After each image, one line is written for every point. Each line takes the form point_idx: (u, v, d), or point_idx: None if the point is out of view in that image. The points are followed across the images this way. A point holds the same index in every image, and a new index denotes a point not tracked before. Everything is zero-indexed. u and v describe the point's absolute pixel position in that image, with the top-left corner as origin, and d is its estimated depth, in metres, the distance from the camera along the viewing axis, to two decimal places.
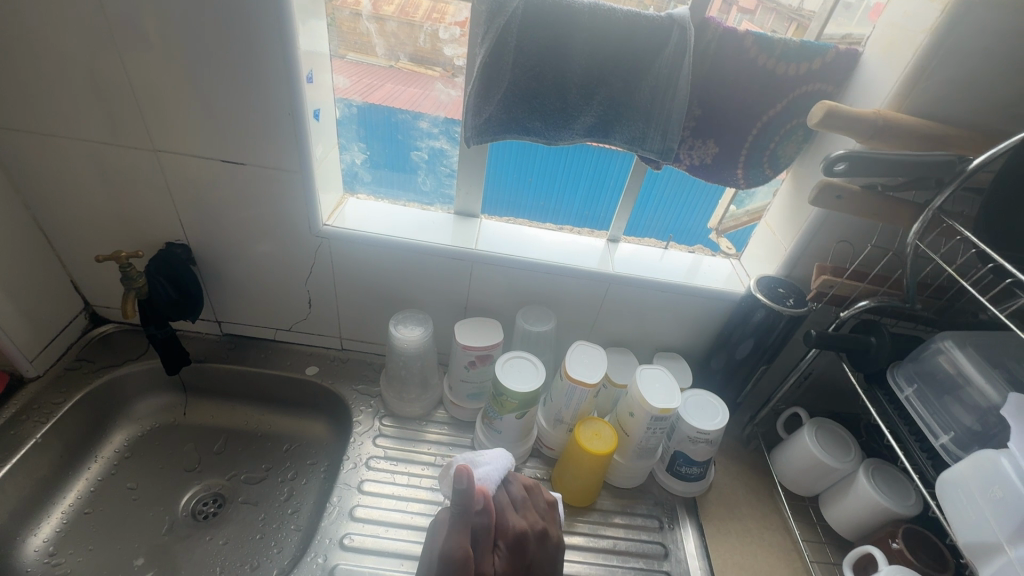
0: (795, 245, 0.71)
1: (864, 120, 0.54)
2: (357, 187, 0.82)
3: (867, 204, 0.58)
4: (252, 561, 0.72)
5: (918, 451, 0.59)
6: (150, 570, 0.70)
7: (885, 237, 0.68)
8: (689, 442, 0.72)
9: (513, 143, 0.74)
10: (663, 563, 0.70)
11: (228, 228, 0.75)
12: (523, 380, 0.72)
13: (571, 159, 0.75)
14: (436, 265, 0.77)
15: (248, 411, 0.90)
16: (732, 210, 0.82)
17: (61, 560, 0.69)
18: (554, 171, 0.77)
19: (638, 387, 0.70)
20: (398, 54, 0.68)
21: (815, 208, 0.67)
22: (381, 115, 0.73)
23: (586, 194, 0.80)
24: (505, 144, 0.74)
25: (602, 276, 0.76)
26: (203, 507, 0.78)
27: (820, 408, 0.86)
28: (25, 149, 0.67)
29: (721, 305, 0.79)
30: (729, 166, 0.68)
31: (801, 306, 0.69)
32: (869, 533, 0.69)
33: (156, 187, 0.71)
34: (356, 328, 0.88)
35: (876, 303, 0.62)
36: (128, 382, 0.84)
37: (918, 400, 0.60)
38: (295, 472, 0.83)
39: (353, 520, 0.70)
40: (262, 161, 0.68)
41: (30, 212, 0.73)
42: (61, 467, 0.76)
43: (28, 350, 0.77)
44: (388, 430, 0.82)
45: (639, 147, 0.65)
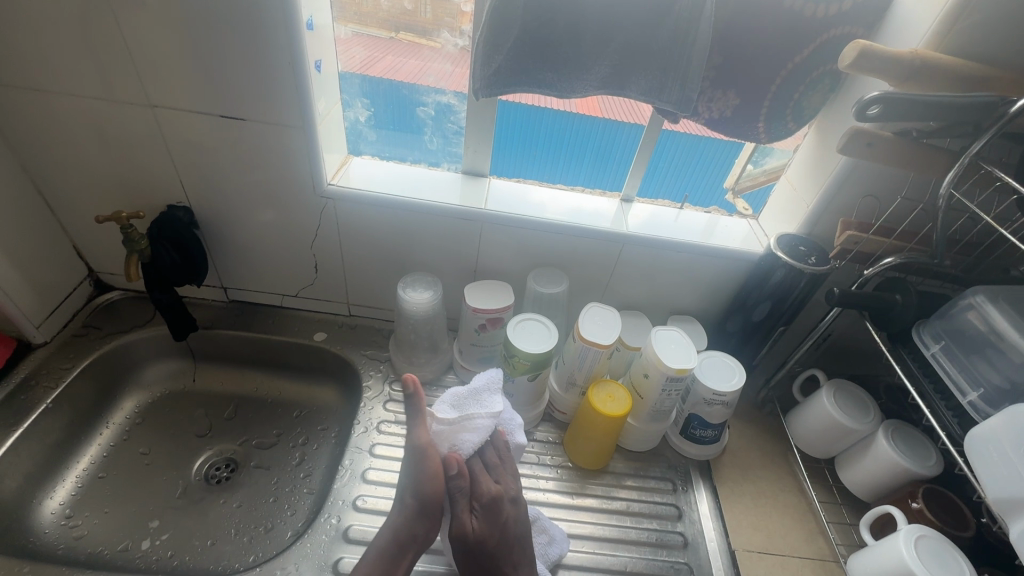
0: (819, 200, 0.68)
1: (899, 60, 0.51)
2: (362, 147, 0.79)
3: (895, 153, 0.56)
4: (266, 523, 0.73)
5: (944, 408, 0.58)
6: (166, 532, 0.71)
7: (914, 189, 0.65)
8: (704, 404, 0.71)
9: (521, 110, 0.73)
10: (677, 524, 0.70)
11: (230, 189, 0.73)
12: (534, 342, 0.70)
13: (577, 127, 0.74)
14: (444, 226, 0.75)
15: (257, 377, 0.90)
16: (749, 169, 0.79)
17: (77, 523, 0.70)
18: (562, 139, 0.76)
19: (653, 348, 0.69)
20: (398, 24, 0.68)
21: (844, 157, 0.64)
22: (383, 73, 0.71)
23: (594, 161, 0.79)
24: (513, 111, 0.73)
25: (616, 237, 0.74)
26: (216, 472, 0.78)
27: (838, 370, 0.84)
28: (17, 107, 0.65)
29: (738, 266, 0.76)
30: (750, 120, 0.63)
31: (824, 264, 0.67)
32: (887, 494, 0.68)
33: (154, 146, 0.68)
34: (364, 293, 0.86)
35: (904, 259, 0.60)
36: (135, 348, 0.83)
37: (945, 357, 0.58)
38: (306, 437, 0.83)
39: (365, 482, 0.70)
40: (262, 116, 0.65)
41: (27, 174, 0.72)
42: (73, 432, 0.76)
43: (34, 316, 0.76)
44: (399, 394, 0.81)
45: (657, 97, 0.61)
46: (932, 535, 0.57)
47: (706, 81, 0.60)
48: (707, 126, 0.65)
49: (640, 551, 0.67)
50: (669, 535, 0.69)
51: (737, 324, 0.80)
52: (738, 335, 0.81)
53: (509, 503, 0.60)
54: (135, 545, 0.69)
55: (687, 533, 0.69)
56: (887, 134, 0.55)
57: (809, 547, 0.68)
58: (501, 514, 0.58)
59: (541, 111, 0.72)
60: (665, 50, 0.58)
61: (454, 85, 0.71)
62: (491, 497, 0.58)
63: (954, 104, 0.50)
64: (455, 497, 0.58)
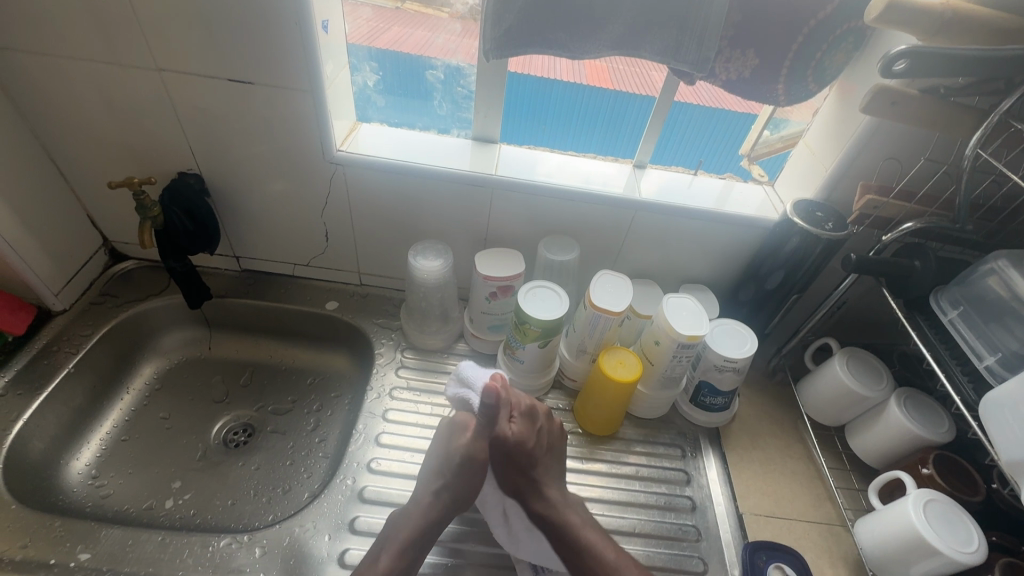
0: (838, 164, 0.66)
1: (930, 12, 0.48)
2: (370, 113, 0.78)
3: (921, 113, 0.54)
4: (284, 484, 0.75)
5: (959, 374, 0.58)
6: (188, 492, 0.73)
7: (939, 151, 0.62)
8: (715, 371, 0.71)
9: (529, 83, 0.73)
10: (685, 489, 0.71)
11: (240, 156, 0.73)
12: (545, 308, 0.71)
13: (587, 99, 0.75)
14: (454, 193, 0.74)
15: (271, 345, 0.91)
16: (766, 134, 0.79)
17: (103, 483, 0.72)
18: (570, 113, 0.77)
19: (664, 315, 0.69)
20: None
21: (868, 117, 0.62)
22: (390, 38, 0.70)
23: (603, 135, 0.80)
24: (521, 83, 0.73)
25: (628, 203, 0.73)
26: (234, 436, 0.80)
27: (851, 339, 0.84)
28: (26, 72, 0.65)
29: (753, 232, 0.75)
30: (770, 79, 0.60)
31: (841, 229, 0.65)
32: (897, 460, 0.68)
33: (163, 112, 0.68)
34: (374, 262, 0.87)
35: (924, 224, 0.58)
36: (152, 316, 0.85)
37: (963, 323, 0.58)
38: (320, 404, 0.85)
39: (379, 446, 0.71)
40: (270, 80, 0.64)
41: (39, 140, 0.72)
42: (96, 397, 0.78)
43: (53, 284, 0.77)
44: (411, 361, 0.82)
45: (673, 58, 0.59)
46: (942, 499, 0.58)
47: (724, 39, 0.58)
48: (725, 88, 0.63)
49: (649, 514, 0.68)
50: (677, 499, 0.70)
51: (750, 293, 0.79)
52: (751, 304, 0.80)
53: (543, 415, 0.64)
54: (159, 504, 0.71)
55: (695, 498, 0.70)
56: (913, 92, 0.53)
57: (816, 511, 0.69)
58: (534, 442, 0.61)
59: (552, 83, 0.73)
60: (683, 6, 0.56)
61: (463, 56, 0.71)
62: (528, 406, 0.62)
63: (987, 57, 0.48)
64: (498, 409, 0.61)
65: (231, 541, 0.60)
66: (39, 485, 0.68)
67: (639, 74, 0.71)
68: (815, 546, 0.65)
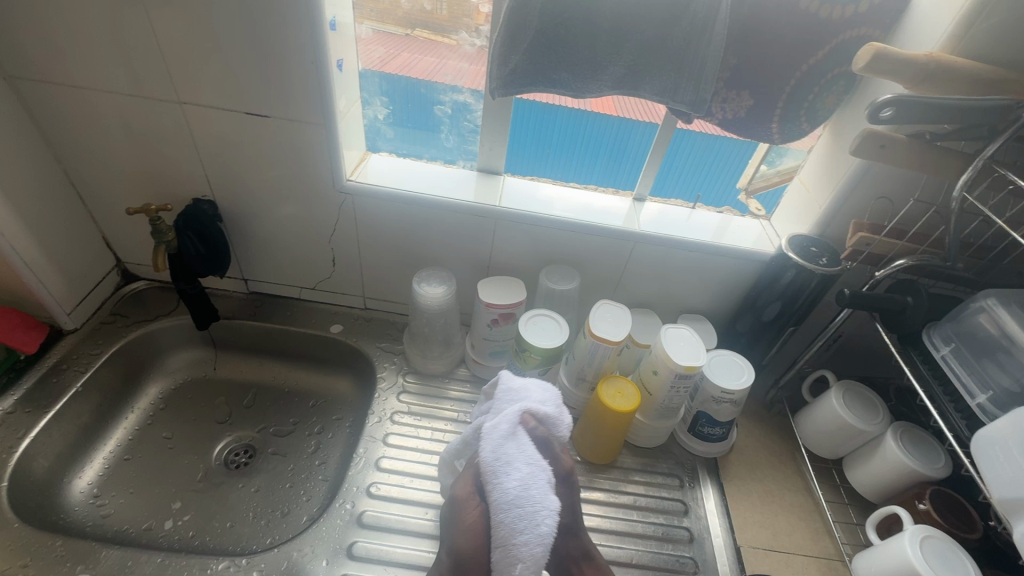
0: (831, 201, 0.68)
1: (914, 62, 0.51)
2: (380, 144, 0.81)
3: (909, 157, 0.56)
4: (283, 507, 0.75)
5: (952, 410, 0.58)
6: (187, 513, 0.73)
7: (929, 191, 0.64)
8: (712, 402, 0.72)
9: (536, 111, 0.75)
10: (683, 519, 0.71)
11: (253, 184, 0.75)
12: (546, 337, 0.72)
13: (588, 131, 0.76)
14: (459, 222, 0.77)
15: (275, 367, 0.92)
16: (763, 170, 0.80)
17: (104, 502, 0.73)
18: (575, 140, 0.78)
19: (661, 346, 0.70)
20: (413, 22, 0.70)
21: (857, 159, 0.64)
22: (399, 76, 0.74)
23: (607, 163, 0.81)
24: (529, 112, 0.75)
25: (627, 234, 0.75)
26: (235, 457, 0.81)
27: (848, 371, 0.84)
28: (55, 104, 0.68)
29: (751, 265, 0.77)
30: (763, 121, 0.63)
31: (835, 265, 0.67)
32: (894, 494, 0.68)
33: (181, 142, 0.71)
34: (379, 287, 0.88)
35: (915, 262, 0.60)
36: (160, 336, 0.86)
37: (955, 359, 0.59)
38: (321, 426, 0.86)
39: (378, 470, 0.72)
40: (285, 112, 0.67)
41: (61, 166, 0.75)
42: (101, 415, 0.79)
43: (66, 303, 0.79)
44: (412, 386, 0.83)
45: (671, 98, 0.62)
46: (937, 535, 0.58)
47: (720, 82, 0.61)
48: (721, 127, 0.65)
49: (646, 544, 0.68)
50: (674, 530, 0.70)
51: (747, 324, 0.81)
52: (748, 335, 0.81)
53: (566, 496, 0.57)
54: (158, 525, 0.72)
55: (693, 528, 0.70)
56: (900, 136, 0.56)
57: (815, 546, 0.69)
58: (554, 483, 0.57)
59: (556, 109, 0.74)
60: (679, 52, 0.59)
61: (468, 82, 0.73)
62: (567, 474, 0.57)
63: (968, 106, 0.50)
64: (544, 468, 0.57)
65: (230, 564, 0.60)
66: (42, 503, 0.68)
67: (642, 103, 0.73)
68: None
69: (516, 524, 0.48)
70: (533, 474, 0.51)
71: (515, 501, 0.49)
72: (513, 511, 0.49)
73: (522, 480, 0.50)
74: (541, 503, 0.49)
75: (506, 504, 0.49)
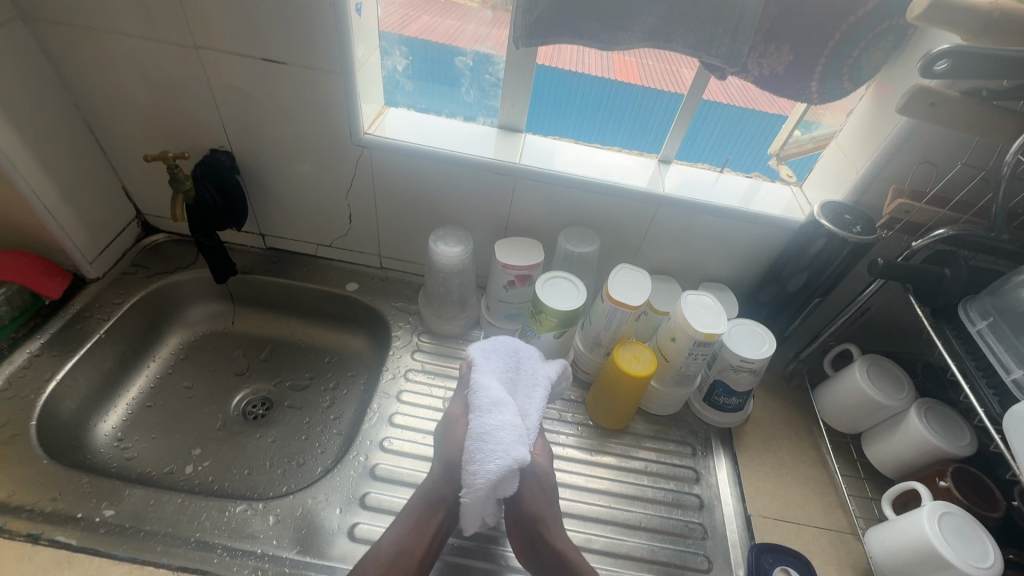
0: (871, 166, 0.64)
1: (977, 10, 0.46)
2: (398, 98, 0.79)
3: (962, 116, 0.52)
4: (299, 458, 0.77)
5: (983, 385, 0.56)
6: (207, 459, 0.75)
7: (978, 156, 0.60)
8: (731, 371, 0.71)
9: (557, 77, 0.74)
10: (694, 486, 0.71)
11: (269, 135, 0.74)
12: (563, 299, 0.71)
13: (609, 98, 0.76)
14: (478, 180, 0.75)
15: (292, 323, 0.93)
16: (796, 135, 0.76)
17: (128, 445, 0.75)
18: (594, 109, 0.78)
19: (681, 312, 0.68)
20: None
21: (905, 118, 0.60)
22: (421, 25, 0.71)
23: (625, 136, 0.80)
24: (550, 78, 0.74)
25: (651, 197, 0.72)
26: (253, 409, 0.83)
27: (873, 347, 0.82)
28: (72, 48, 0.67)
29: (778, 234, 0.74)
30: (802, 78, 0.59)
31: (869, 233, 0.64)
32: (914, 471, 0.67)
33: (198, 89, 0.70)
34: (396, 245, 0.88)
35: (955, 232, 0.57)
36: (180, 288, 0.87)
37: (992, 333, 0.56)
38: (336, 382, 0.87)
39: (392, 425, 0.73)
40: (303, 59, 0.65)
41: (81, 113, 0.75)
42: (124, 363, 0.81)
43: (88, 252, 0.80)
44: (426, 346, 0.83)
45: (705, 51, 0.58)
46: (957, 512, 0.57)
47: (759, 35, 0.57)
48: (757, 85, 0.61)
49: (656, 509, 0.68)
50: (685, 496, 0.70)
51: (771, 294, 0.78)
52: (772, 305, 0.79)
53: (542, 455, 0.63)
54: (179, 469, 0.74)
55: (703, 496, 0.70)
56: (953, 93, 0.52)
57: (828, 518, 0.68)
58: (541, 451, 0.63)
59: (579, 77, 0.73)
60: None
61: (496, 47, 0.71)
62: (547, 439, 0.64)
63: None
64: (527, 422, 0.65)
65: (247, 508, 0.62)
66: (70, 443, 0.71)
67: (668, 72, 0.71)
68: (823, 552, 0.65)
69: (475, 455, 0.56)
70: (507, 417, 0.58)
71: (482, 436, 0.57)
72: (477, 442, 0.56)
73: (496, 421, 0.57)
74: (508, 445, 0.56)
75: (472, 435, 0.57)
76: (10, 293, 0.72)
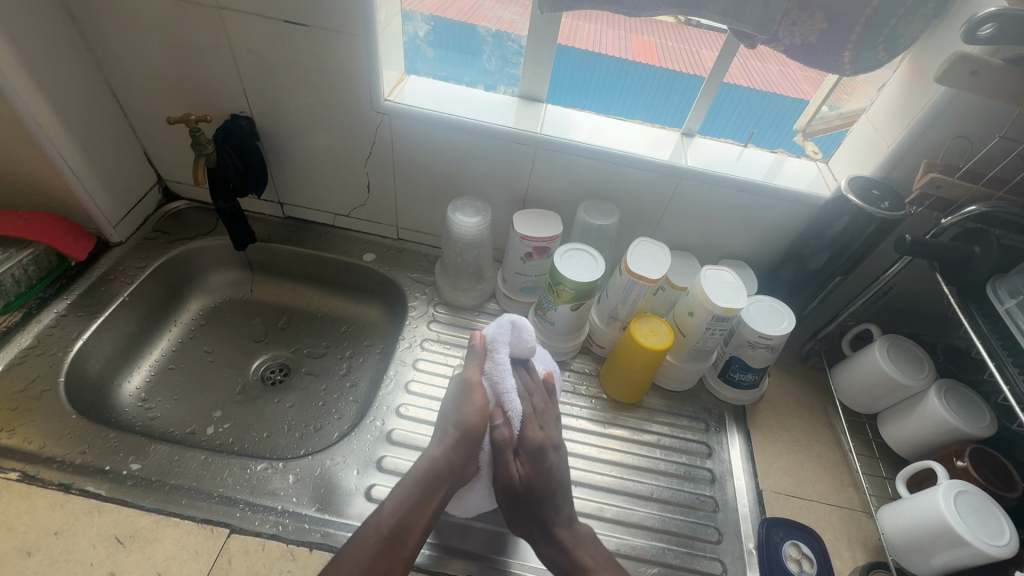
0: (903, 139, 0.63)
1: None
2: (419, 66, 0.78)
3: (1005, 85, 0.50)
4: (316, 423, 0.78)
5: (1010, 365, 0.55)
6: (228, 421, 0.77)
7: (1017, 129, 0.58)
8: (748, 347, 0.70)
9: (574, 58, 0.75)
10: (706, 461, 0.71)
11: (289, 101, 0.74)
12: (582, 271, 0.70)
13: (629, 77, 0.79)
14: (497, 151, 0.74)
15: (309, 292, 0.94)
16: (823, 110, 0.75)
17: (152, 405, 0.77)
18: (613, 90, 0.78)
19: (700, 286, 0.68)
20: None
21: (943, 88, 0.58)
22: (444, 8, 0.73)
23: (644, 116, 0.79)
24: (566, 59, 0.74)
25: (674, 169, 0.71)
26: (271, 374, 0.85)
27: (893, 328, 0.81)
28: (95, 7, 0.67)
29: (800, 210, 0.73)
30: (835, 48, 0.57)
31: (898, 209, 0.62)
32: (930, 452, 0.67)
33: (219, 52, 0.69)
34: (413, 217, 0.88)
35: (988, 209, 0.56)
36: (200, 255, 0.88)
37: (1020, 311, 0.55)
38: (352, 351, 0.88)
39: (408, 393, 0.74)
40: (324, 22, 0.64)
41: (103, 76, 0.75)
42: (147, 326, 0.82)
43: (111, 216, 0.81)
44: (442, 317, 0.84)
45: (735, 18, 0.56)
46: (974, 492, 0.56)
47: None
48: (787, 55, 0.59)
49: (667, 481, 0.68)
50: (697, 470, 0.70)
51: (792, 272, 0.77)
52: (792, 284, 0.78)
53: (553, 451, 0.61)
54: (201, 430, 0.76)
55: (715, 470, 0.70)
56: (997, 61, 0.50)
57: (840, 496, 0.68)
58: (547, 461, 0.59)
59: (598, 58, 0.76)
60: None
61: (503, 26, 0.72)
62: (536, 445, 0.59)
63: None
64: (500, 448, 0.58)
65: (268, 467, 0.63)
66: (96, 401, 0.73)
67: (687, 51, 0.75)
68: (834, 528, 0.65)
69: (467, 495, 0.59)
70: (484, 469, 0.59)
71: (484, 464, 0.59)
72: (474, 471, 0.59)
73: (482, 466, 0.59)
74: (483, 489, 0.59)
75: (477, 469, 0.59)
76: (37, 253, 0.73)
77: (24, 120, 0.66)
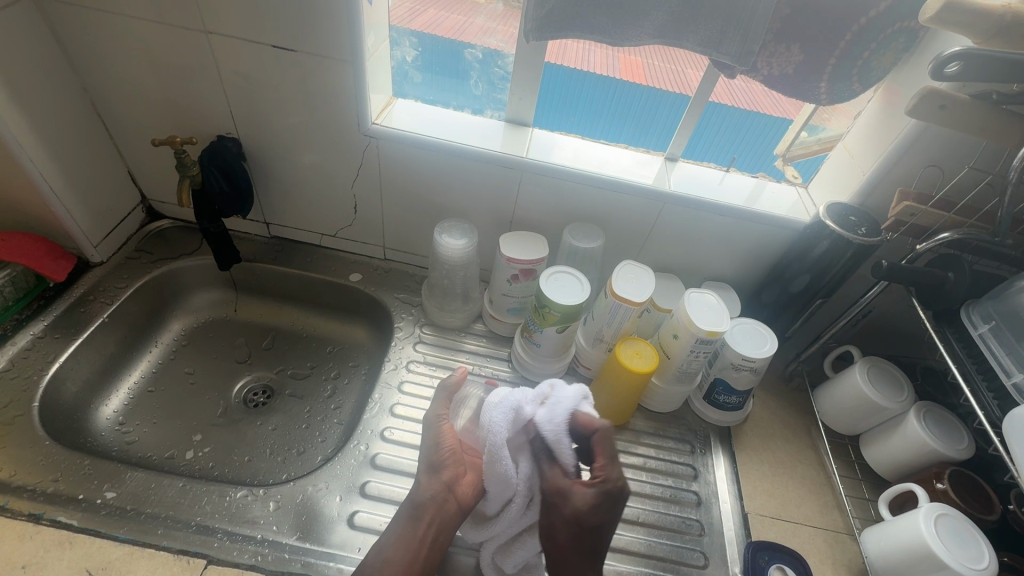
0: (877, 167, 0.65)
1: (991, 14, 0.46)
2: (406, 90, 0.79)
3: (970, 119, 0.52)
4: (299, 446, 0.77)
5: (984, 390, 0.56)
6: (208, 445, 0.76)
7: (985, 159, 0.61)
8: (731, 369, 0.71)
9: (559, 78, 0.74)
10: (692, 484, 0.71)
11: (277, 122, 0.74)
12: (566, 294, 0.71)
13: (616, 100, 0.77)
14: (483, 173, 0.75)
15: (295, 312, 0.93)
16: (802, 136, 0.76)
17: (129, 430, 0.76)
18: (598, 109, 0.78)
19: (684, 309, 0.68)
20: None
21: (912, 120, 0.61)
22: (431, 33, 0.73)
23: (630, 135, 0.80)
24: (551, 78, 0.74)
25: (657, 194, 0.72)
26: (254, 397, 0.83)
27: (873, 349, 0.82)
28: (81, 29, 0.67)
29: (781, 234, 0.74)
30: (812, 79, 0.58)
31: (874, 235, 0.64)
32: (911, 473, 0.68)
33: (206, 74, 0.69)
34: (400, 238, 0.88)
35: (959, 236, 0.57)
36: (183, 275, 0.87)
37: (994, 338, 0.56)
38: (338, 372, 0.87)
39: (392, 416, 0.73)
40: (312, 47, 0.65)
41: (88, 97, 0.75)
42: (126, 348, 0.81)
43: (93, 236, 0.80)
44: (428, 337, 0.84)
45: (714, 50, 0.58)
46: (953, 515, 0.57)
47: (770, 34, 0.56)
48: (765, 85, 0.61)
49: (654, 505, 0.68)
50: (683, 493, 0.70)
51: (774, 295, 0.78)
52: (775, 306, 0.79)
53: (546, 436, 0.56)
54: (179, 454, 0.74)
55: (701, 493, 0.70)
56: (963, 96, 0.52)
57: (824, 518, 0.69)
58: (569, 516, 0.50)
59: (585, 77, 0.74)
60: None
61: (490, 50, 0.72)
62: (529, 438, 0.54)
63: None
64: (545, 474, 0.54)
65: (247, 494, 0.62)
66: (71, 425, 0.71)
67: (673, 72, 0.72)
68: (818, 551, 0.65)
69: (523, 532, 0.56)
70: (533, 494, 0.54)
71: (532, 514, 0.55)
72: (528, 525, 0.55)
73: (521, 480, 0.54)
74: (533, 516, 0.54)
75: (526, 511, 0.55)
76: (15, 274, 0.72)
77: (4, 140, 0.65)
